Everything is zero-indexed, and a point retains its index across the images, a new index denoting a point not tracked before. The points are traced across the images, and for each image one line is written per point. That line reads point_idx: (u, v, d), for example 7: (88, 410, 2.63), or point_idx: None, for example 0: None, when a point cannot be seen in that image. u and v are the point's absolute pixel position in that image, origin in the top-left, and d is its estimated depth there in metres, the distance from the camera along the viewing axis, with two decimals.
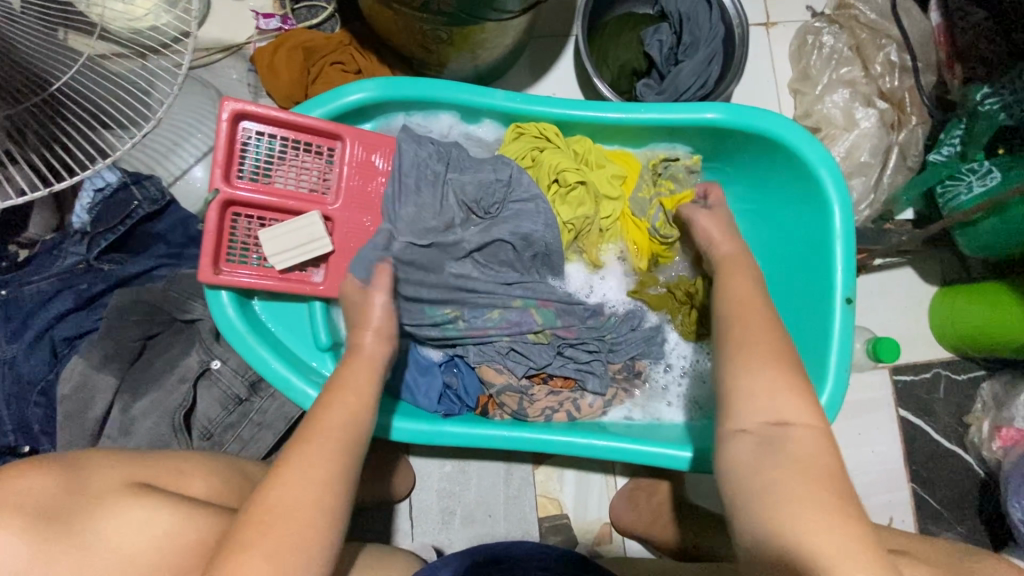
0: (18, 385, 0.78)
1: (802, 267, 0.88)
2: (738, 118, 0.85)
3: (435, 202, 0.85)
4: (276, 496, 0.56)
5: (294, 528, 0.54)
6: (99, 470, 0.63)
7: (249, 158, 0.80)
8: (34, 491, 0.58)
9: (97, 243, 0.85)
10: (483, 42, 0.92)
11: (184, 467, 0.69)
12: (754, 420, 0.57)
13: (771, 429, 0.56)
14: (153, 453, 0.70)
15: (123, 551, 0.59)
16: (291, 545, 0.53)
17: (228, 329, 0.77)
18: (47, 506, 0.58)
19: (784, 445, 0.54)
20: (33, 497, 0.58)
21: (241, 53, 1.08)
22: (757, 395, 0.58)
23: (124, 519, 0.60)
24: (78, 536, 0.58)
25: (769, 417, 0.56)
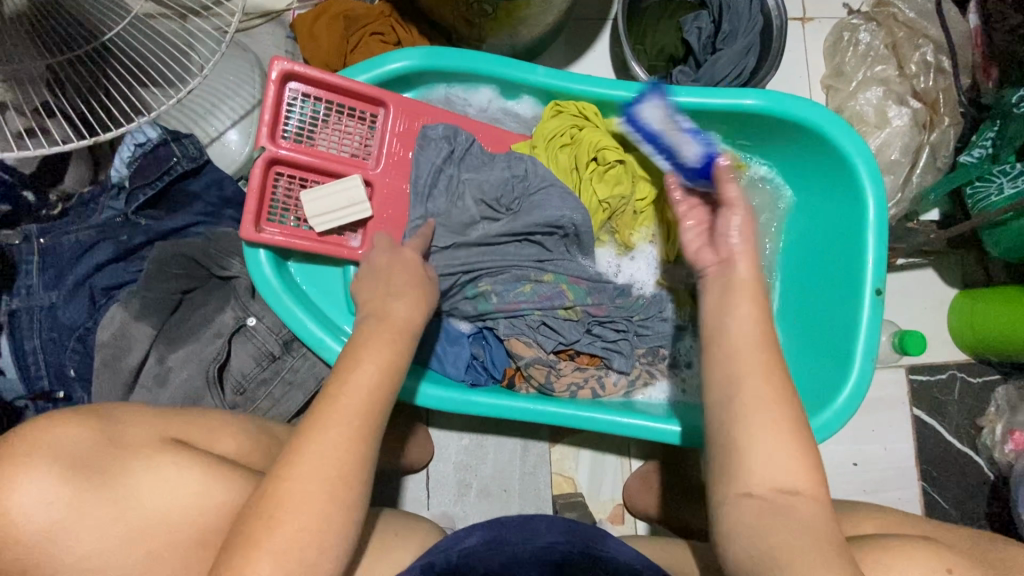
0: (55, 331, 0.79)
1: (833, 258, 0.90)
2: (776, 105, 0.86)
3: (477, 179, 0.86)
4: (314, 447, 0.56)
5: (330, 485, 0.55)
6: (134, 428, 0.62)
7: (294, 120, 0.81)
8: (69, 442, 0.58)
9: (136, 197, 0.86)
10: (526, 19, 0.92)
11: (217, 428, 0.70)
12: (763, 485, 0.54)
13: (779, 498, 0.54)
14: (178, 412, 0.69)
15: (159, 505, 0.59)
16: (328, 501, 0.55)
17: (265, 286, 0.78)
18: (85, 457, 0.58)
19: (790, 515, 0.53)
20: (71, 447, 0.58)
21: (281, 19, 1.08)
22: (765, 467, 0.54)
23: (158, 477, 0.60)
24: (114, 484, 0.58)
25: (777, 487, 0.54)
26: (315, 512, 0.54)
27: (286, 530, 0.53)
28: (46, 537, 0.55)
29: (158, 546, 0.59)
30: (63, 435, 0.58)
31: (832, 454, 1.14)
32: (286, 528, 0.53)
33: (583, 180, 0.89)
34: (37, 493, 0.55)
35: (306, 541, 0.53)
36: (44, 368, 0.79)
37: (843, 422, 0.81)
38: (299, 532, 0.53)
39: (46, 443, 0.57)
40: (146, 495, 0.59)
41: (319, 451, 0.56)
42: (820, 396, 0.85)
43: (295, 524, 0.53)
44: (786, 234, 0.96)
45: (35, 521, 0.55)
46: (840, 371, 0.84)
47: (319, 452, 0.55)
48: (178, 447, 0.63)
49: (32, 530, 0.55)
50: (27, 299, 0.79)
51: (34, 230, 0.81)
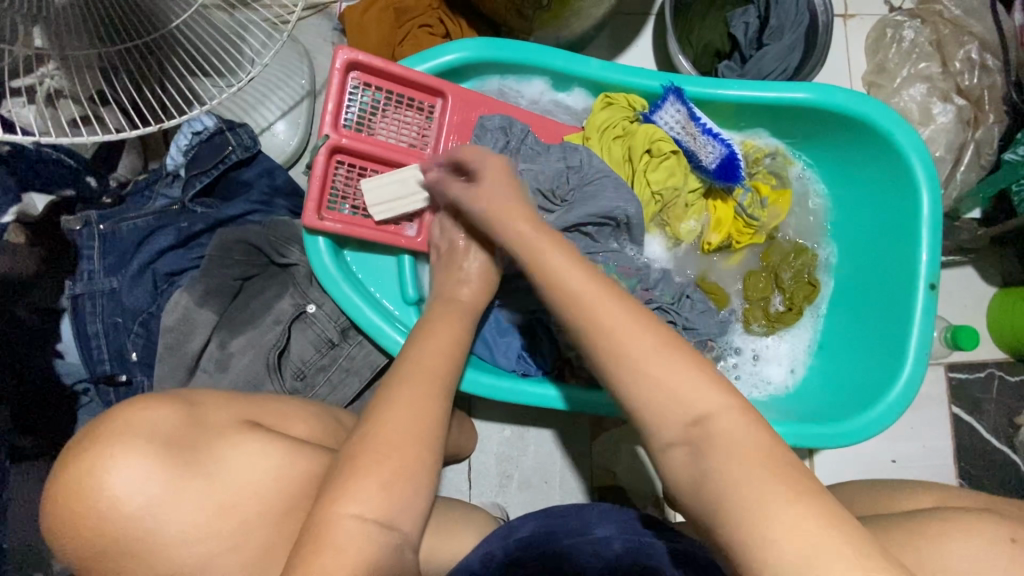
0: (118, 315, 0.80)
1: (883, 253, 0.90)
2: (830, 99, 0.86)
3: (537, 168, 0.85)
4: (386, 429, 0.57)
5: (401, 468, 0.56)
6: (215, 409, 0.64)
7: (354, 109, 0.82)
8: (161, 425, 0.59)
9: (192, 185, 0.87)
10: (579, 11, 0.92)
11: (290, 412, 0.71)
12: (674, 431, 0.51)
13: (691, 432, 0.51)
14: (259, 397, 0.71)
15: (235, 487, 0.61)
16: (400, 491, 0.55)
17: (323, 273, 0.79)
18: (175, 438, 0.59)
19: (710, 441, 0.50)
20: (160, 428, 0.59)
21: (327, 12, 1.07)
22: (664, 395, 0.52)
23: (243, 454, 0.62)
24: (200, 462, 0.60)
25: (689, 415, 0.51)
26: (387, 497, 0.54)
27: (371, 492, 0.54)
28: (142, 516, 0.56)
29: (236, 526, 0.60)
30: (154, 418, 0.59)
31: (871, 453, 1.12)
32: (370, 489, 0.54)
33: (636, 172, 0.89)
34: (136, 473, 0.56)
35: (388, 505, 0.54)
36: (106, 352, 0.79)
37: (897, 415, 0.81)
38: (371, 516, 0.53)
39: (133, 427, 0.58)
40: (232, 473, 0.61)
41: (397, 419, 0.58)
42: (872, 390, 0.85)
43: (366, 510, 0.53)
44: (835, 230, 0.97)
45: (128, 501, 0.56)
46: (893, 365, 0.85)
47: (392, 435, 0.57)
48: (255, 428, 0.65)
49: (128, 511, 0.56)
50: (88, 284, 0.79)
51: (95, 217, 0.81)
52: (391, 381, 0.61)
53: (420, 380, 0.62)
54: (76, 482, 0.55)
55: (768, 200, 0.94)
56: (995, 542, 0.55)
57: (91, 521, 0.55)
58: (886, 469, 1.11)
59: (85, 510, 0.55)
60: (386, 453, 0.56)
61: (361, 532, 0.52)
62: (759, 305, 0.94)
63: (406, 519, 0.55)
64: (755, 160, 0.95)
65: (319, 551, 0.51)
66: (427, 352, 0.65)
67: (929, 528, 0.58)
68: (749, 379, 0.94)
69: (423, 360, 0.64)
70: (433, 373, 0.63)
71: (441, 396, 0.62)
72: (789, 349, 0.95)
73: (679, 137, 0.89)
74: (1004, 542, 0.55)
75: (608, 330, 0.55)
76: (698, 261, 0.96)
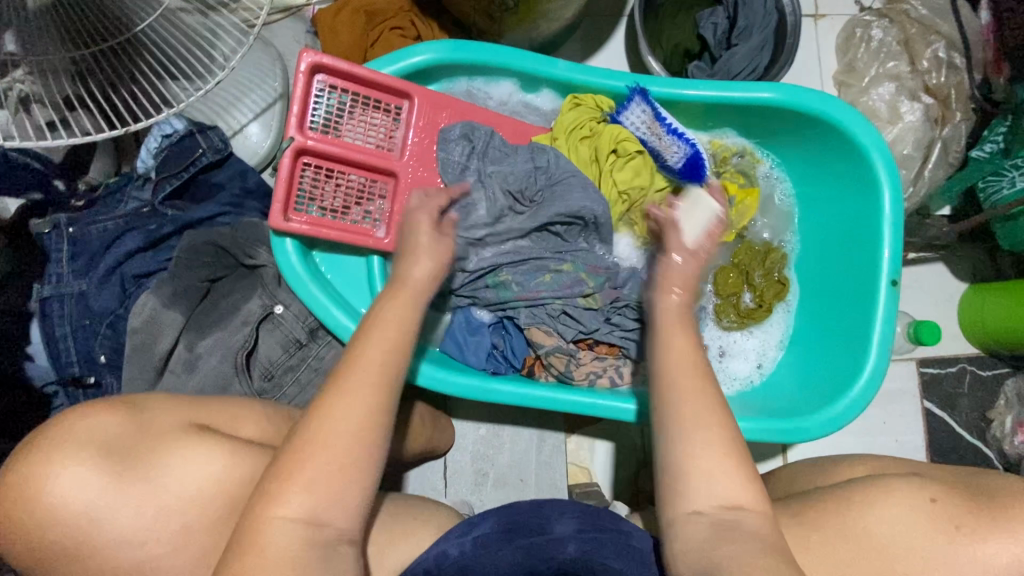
0: (86, 317, 0.80)
1: (848, 249, 0.91)
2: (793, 98, 0.87)
3: (507, 173, 0.88)
4: (340, 427, 0.57)
5: (347, 466, 0.57)
6: (160, 414, 0.66)
7: (320, 112, 0.82)
8: (102, 430, 0.61)
9: (162, 187, 0.87)
10: (547, 13, 0.93)
11: (241, 412, 0.72)
12: (708, 504, 0.61)
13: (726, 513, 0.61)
14: (206, 399, 0.72)
15: (196, 484, 0.62)
16: (341, 491, 0.56)
17: (290, 274, 0.79)
18: (114, 442, 0.61)
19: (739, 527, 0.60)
20: (103, 433, 0.61)
21: (301, 14, 1.08)
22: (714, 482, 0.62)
23: (189, 457, 0.63)
24: (141, 468, 0.61)
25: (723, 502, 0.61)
26: (328, 494, 0.55)
27: (305, 495, 0.55)
28: (83, 515, 0.58)
29: (190, 524, 0.61)
30: (95, 424, 0.62)
31: (843, 445, 1.13)
32: (308, 488, 0.55)
33: (603, 171, 0.90)
34: (73, 478, 0.58)
35: (319, 503, 0.55)
36: (75, 354, 0.80)
37: (860, 410, 0.82)
38: (296, 518, 0.55)
39: (75, 433, 0.61)
40: (185, 472, 0.62)
41: (335, 417, 0.58)
42: (837, 384, 0.86)
43: (293, 512, 0.55)
44: (803, 227, 0.98)
45: (70, 505, 0.58)
46: (857, 359, 0.86)
47: (346, 432, 0.57)
48: (202, 431, 0.66)
49: (70, 514, 0.58)
50: (57, 288, 0.80)
51: (64, 220, 0.82)
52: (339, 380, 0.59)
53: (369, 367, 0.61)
54: (19, 484, 0.58)
55: (735, 198, 0.94)
56: (919, 501, 0.61)
57: (30, 518, 0.58)
58: None
59: (30, 514, 0.58)
60: (342, 451, 0.57)
61: (296, 537, 0.54)
62: (728, 302, 0.95)
63: (339, 516, 0.56)
64: (723, 160, 0.96)
65: (256, 550, 0.53)
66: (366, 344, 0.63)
67: (857, 497, 0.63)
68: (720, 376, 0.94)
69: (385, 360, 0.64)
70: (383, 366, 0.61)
71: (394, 387, 0.61)
72: (757, 346, 0.96)
73: (644, 137, 0.90)
74: (925, 502, 0.61)
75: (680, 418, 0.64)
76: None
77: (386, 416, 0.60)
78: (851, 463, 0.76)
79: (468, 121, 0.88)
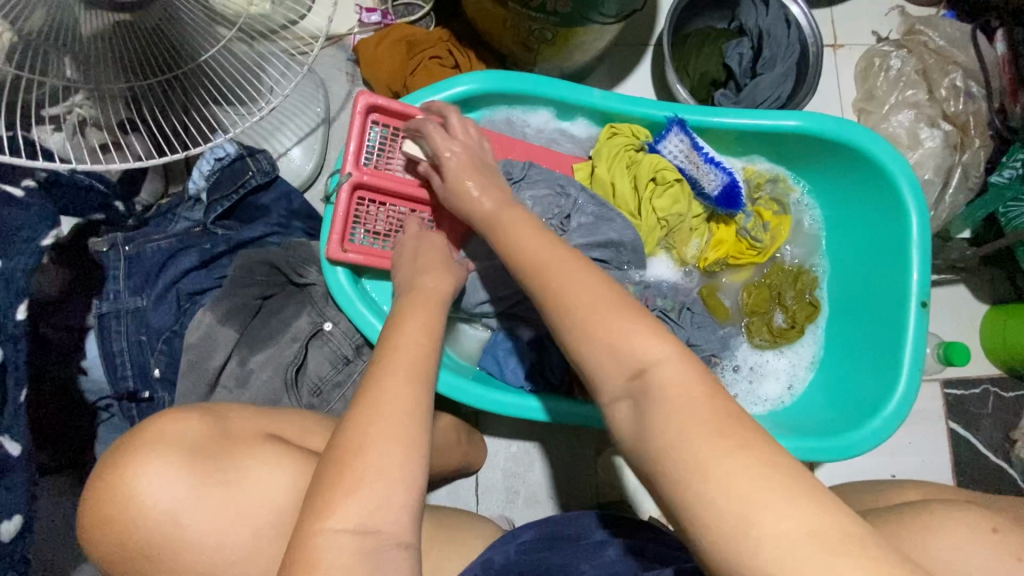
0: (143, 333, 0.84)
1: (878, 271, 0.94)
2: (820, 127, 0.91)
3: (552, 202, 0.92)
4: (392, 436, 0.59)
5: (398, 475, 0.58)
6: (238, 420, 0.69)
7: (373, 149, 0.88)
8: (186, 433, 0.64)
9: (214, 208, 0.91)
10: (581, 45, 0.98)
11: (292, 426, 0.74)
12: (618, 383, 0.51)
13: (638, 379, 0.50)
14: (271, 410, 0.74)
15: (254, 498, 0.64)
16: (397, 500, 0.58)
17: (340, 293, 0.83)
18: (198, 446, 0.64)
19: (654, 392, 0.49)
20: (185, 437, 0.64)
21: (342, 43, 1.12)
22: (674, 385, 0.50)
23: (253, 469, 0.65)
24: (222, 472, 0.64)
25: (629, 370, 0.51)
26: (382, 506, 0.57)
27: (355, 504, 0.56)
28: (167, 520, 0.60)
29: (246, 537, 0.63)
30: (181, 427, 0.64)
31: (871, 464, 1.14)
32: (353, 497, 0.56)
33: (642, 201, 0.94)
34: (159, 479, 0.61)
35: (369, 511, 0.56)
36: (129, 369, 0.82)
37: (891, 431, 0.84)
38: (353, 527, 0.55)
39: (163, 437, 0.63)
40: (250, 484, 0.64)
41: (382, 418, 0.60)
42: (870, 404, 0.88)
43: (349, 522, 0.55)
44: (832, 250, 1.01)
45: (156, 505, 0.60)
46: (888, 380, 0.88)
47: (405, 440, 0.59)
48: (272, 440, 0.68)
49: (153, 514, 0.60)
50: (114, 303, 0.83)
51: (121, 238, 0.85)
52: (385, 386, 0.62)
53: (407, 370, 0.64)
54: (110, 485, 0.61)
55: (770, 224, 0.98)
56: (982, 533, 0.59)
57: (116, 521, 0.60)
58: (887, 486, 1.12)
59: (117, 515, 0.60)
60: (401, 465, 0.58)
61: (345, 549, 0.55)
62: (762, 321, 0.97)
63: (386, 521, 0.57)
64: (756, 186, 0.99)
65: (310, 566, 0.54)
66: (411, 354, 0.65)
67: (909, 513, 0.63)
68: (754, 395, 0.97)
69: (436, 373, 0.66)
70: (426, 374, 0.64)
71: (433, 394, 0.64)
72: (788, 367, 0.98)
73: (682, 165, 0.94)
74: (988, 532, 0.59)
75: (563, 298, 0.56)
76: (705, 278, 1.00)
77: (425, 421, 0.62)
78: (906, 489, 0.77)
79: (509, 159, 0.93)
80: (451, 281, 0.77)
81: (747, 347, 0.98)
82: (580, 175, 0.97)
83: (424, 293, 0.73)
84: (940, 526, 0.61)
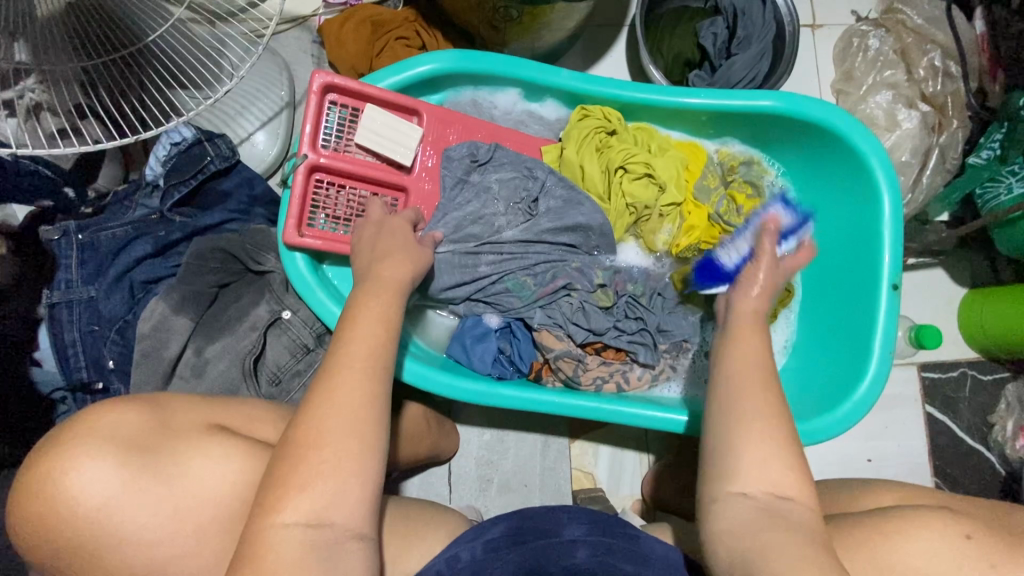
0: (95, 323, 0.81)
1: (851, 255, 0.92)
2: (792, 106, 0.89)
3: (519, 187, 0.90)
4: (337, 426, 0.58)
5: (348, 467, 0.56)
6: (181, 411, 0.67)
7: (331, 131, 0.85)
8: (122, 426, 0.62)
9: (171, 194, 0.88)
10: (550, 23, 0.95)
11: (251, 417, 0.72)
12: (756, 488, 0.56)
13: (776, 501, 0.56)
14: (227, 401, 0.73)
15: (201, 488, 0.63)
16: (347, 492, 0.56)
17: (298, 280, 0.81)
18: (136, 439, 0.62)
19: (784, 518, 0.55)
20: (122, 431, 0.62)
21: (307, 24, 1.09)
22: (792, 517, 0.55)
23: (201, 460, 0.64)
24: (166, 465, 0.62)
25: (773, 488, 0.56)
26: (331, 499, 0.55)
27: (306, 498, 0.55)
28: (102, 515, 0.59)
29: (199, 528, 0.62)
30: (118, 419, 0.63)
31: (847, 450, 1.13)
32: (301, 489, 0.55)
33: (612, 185, 0.92)
34: (91, 474, 0.59)
35: (320, 505, 0.55)
36: (83, 360, 0.80)
37: (860, 416, 0.83)
38: (300, 521, 0.54)
39: (99, 431, 0.61)
40: (202, 473, 0.63)
41: (332, 406, 0.58)
42: (841, 387, 0.87)
43: (294, 515, 0.54)
44: (805, 235, 0.99)
45: (89, 500, 0.58)
46: (859, 363, 0.86)
47: (356, 431, 0.58)
48: (223, 432, 0.67)
49: (88, 510, 0.58)
50: (66, 293, 0.81)
51: (73, 226, 0.83)
52: (335, 375, 0.60)
53: (360, 361, 0.62)
54: (41, 484, 0.58)
55: (743, 209, 0.95)
56: None
57: (52, 520, 0.58)
58: (863, 471, 1.12)
59: (50, 515, 0.58)
60: (353, 456, 0.57)
61: (290, 542, 0.54)
62: None
63: (339, 513, 0.55)
64: (730, 168, 0.97)
65: (258, 563, 0.53)
66: (364, 342, 0.63)
67: None
68: None
69: (390, 361, 0.65)
70: (378, 362, 0.63)
71: (385, 383, 0.62)
72: None
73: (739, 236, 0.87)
74: (962, 540, 0.62)
75: (757, 406, 0.59)
76: (677, 263, 0.97)
77: (383, 412, 0.61)
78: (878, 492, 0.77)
79: (473, 141, 0.90)
80: (411, 269, 0.75)
81: None
82: (549, 158, 0.95)
83: (383, 283, 0.71)
84: None
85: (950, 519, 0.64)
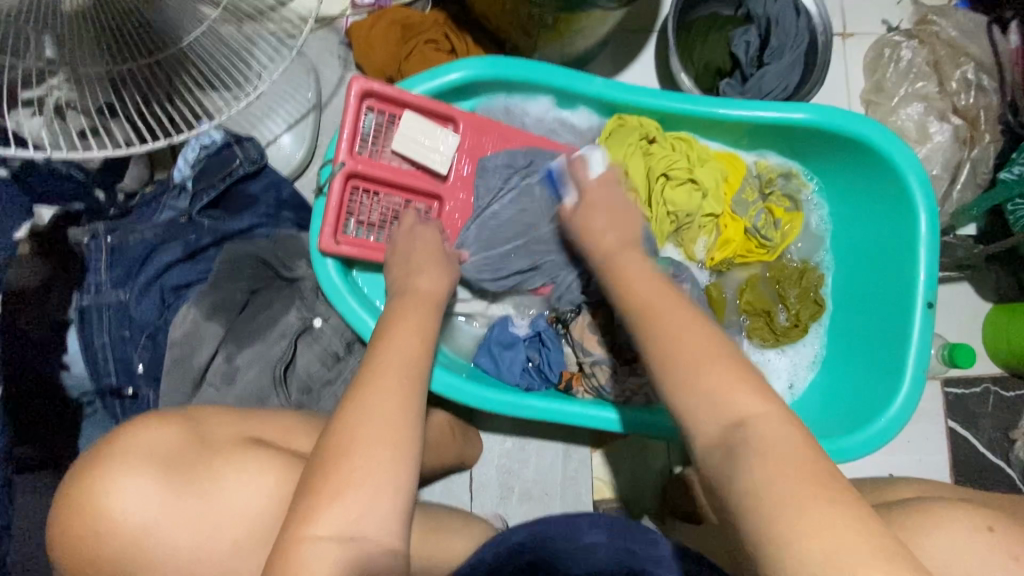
0: (125, 328, 0.81)
1: (887, 272, 0.91)
2: (828, 120, 0.87)
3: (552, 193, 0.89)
4: (375, 436, 0.57)
5: (385, 478, 0.56)
6: (218, 424, 0.67)
7: (369, 137, 0.84)
8: (159, 439, 0.63)
9: (200, 198, 0.87)
10: (583, 30, 0.93)
11: (285, 426, 0.72)
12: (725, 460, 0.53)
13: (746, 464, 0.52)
14: (261, 410, 0.73)
15: (236, 503, 0.62)
16: (385, 505, 0.55)
17: (329, 288, 0.80)
18: (174, 454, 0.62)
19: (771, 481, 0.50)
20: (160, 445, 0.62)
21: (335, 25, 1.07)
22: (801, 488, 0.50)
23: (240, 471, 0.64)
24: (201, 480, 0.62)
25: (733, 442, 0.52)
26: (369, 513, 0.55)
27: (335, 509, 0.54)
28: (144, 530, 0.59)
29: (237, 539, 0.62)
30: (155, 433, 0.63)
31: (868, 463, 1.12)
32: (343, 503, 0.54)
33: (653, 192, 0.91)
34: (131, 485, 0.59)
35: (355, 516, 0.54)
36: (112, 365, 0.80)
37: (892, 435, 0.82)
38: (334, 533, 0.53)
39: (138, 445, 0.62)
40: (236, 486, 0.63)
41: (370, 420, 0.57)
42: (871, 406, 0.86)
43: (328, 527, 0.53)
44: (837, 249, 0.98)
45: (132, 516, 0.59)
46: (892, 382, 0.86)
47: (394, 444, 0.57)
48: (259, 444, 0.67)
49: (127, 527, 0.59)
50: (96, 298, 0.80)
51: (102, 229, 0.82)
52: (374, 386, 0.60)
53: (397, 371, 0.61)
54: (82, 498, 0.59)
55: (781, 222, 0.95)
56: (974, 528, 0.60)
57: (94, 534, 0.59)
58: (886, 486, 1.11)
59: (91, 527, 0.59)
60: (395, 469, 0.56)
61: (334, 556, 0.53)
62: (762, 319, 0.95)
63: (373, 526, 0.55)
64: (766, 181, 0.96)
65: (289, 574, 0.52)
66: (402, 351, 0.63)
67: (911, 522, 0.63)
68: None
69: (427, 372, 0.64)
70: (415, 372, 0.62)
71: (422, 395, 0.62)
72: (790, 366, 0.97)
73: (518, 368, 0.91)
74: (985, 533, 0.60)
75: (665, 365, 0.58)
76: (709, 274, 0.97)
77: (420, 422, 0.60)
78: (901, 485, 0.78)
79: (510, 150, 0.89)
80: (450, 280, 0.74)
81: (749, 344, 0.96)
82: None
83: (419, 294, 0.71)
84: (927, 526, 0.61)
85: (972, 510, 0.62)
